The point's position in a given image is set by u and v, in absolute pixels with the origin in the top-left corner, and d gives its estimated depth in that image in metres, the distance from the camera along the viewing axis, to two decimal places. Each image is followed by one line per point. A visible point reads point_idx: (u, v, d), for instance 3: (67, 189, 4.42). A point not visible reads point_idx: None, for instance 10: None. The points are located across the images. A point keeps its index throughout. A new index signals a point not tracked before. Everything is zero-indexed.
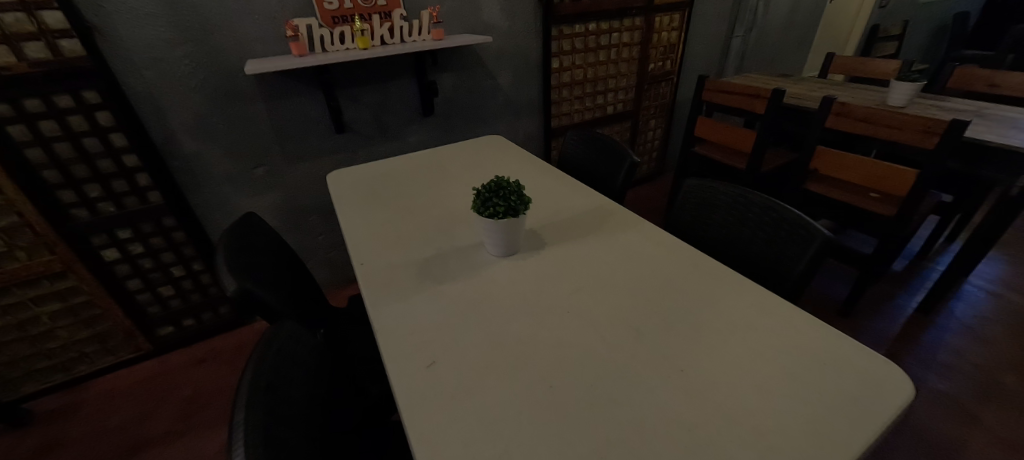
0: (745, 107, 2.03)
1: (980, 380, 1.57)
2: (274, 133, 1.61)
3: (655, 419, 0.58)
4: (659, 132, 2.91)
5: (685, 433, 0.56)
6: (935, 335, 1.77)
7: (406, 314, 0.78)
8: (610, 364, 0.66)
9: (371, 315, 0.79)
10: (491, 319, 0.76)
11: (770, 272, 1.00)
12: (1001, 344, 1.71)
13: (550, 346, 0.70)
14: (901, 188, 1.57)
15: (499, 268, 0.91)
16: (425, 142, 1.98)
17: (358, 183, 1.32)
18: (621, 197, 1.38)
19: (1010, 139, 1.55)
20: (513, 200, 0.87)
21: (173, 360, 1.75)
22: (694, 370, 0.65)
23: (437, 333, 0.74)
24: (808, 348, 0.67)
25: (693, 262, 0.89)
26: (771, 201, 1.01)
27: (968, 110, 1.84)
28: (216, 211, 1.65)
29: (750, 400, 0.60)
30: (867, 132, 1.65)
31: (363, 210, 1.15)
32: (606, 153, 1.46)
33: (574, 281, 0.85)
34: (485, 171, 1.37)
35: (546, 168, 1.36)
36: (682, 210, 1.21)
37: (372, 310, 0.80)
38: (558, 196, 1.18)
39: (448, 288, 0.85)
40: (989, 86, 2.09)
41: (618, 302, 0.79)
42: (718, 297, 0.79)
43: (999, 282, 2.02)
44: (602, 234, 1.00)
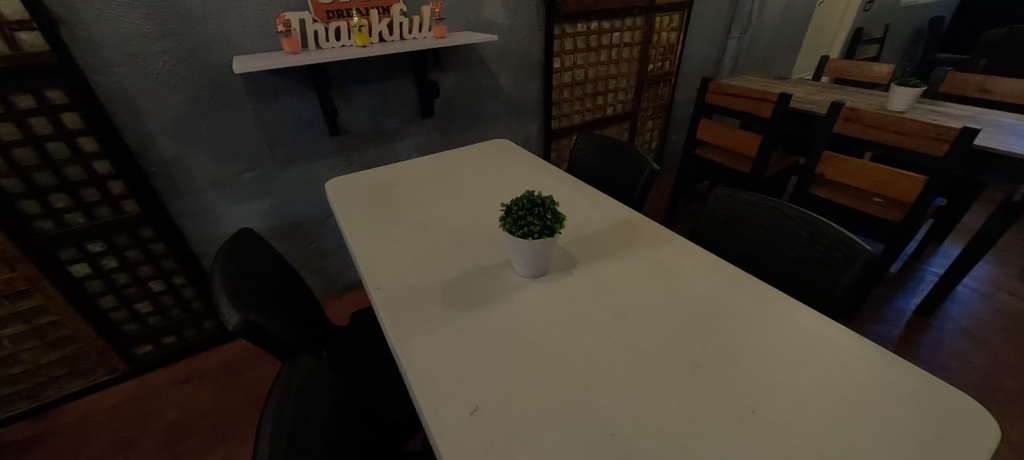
0: (749, 110, 2.02)
1: (983, 382, 1.60)
2: (263, 136, 1.49)
3: None
4: (656, 133, 2.88)
5: None
6: (936, 338, 1.80)
7: (438, 348, 0.71)
8: (675, 409, 0.61)
9: (396, 351, 0.71)
10: (534, 352, 0.70)
11: (808, 287, 0.98)
12: (997, 345, 1.75)
13: (603, 385, 0.64)
14: (909, 193, 1.57)
15: (531, 291, 0.84)
16: (425, 144, 1.88)
17: (363, 193, 1.23)
18: (639, 207, 1.34)
19: (1012, 146, 1.58)
20: (547, 218, 0.80)
21: (153, 381, 1.61)
22: (763, 408, 0.60)
23: (476, 371, 0.67)
24: (878, 379, 0.64)
25: (736, 281, 0.85)
26: (807, 215, 0.99)
27: (965, 116, 1.87)
28: (199, 221, 1.52)
29: (831, 442, 0.56)
30: (875, 138, 1.66)
31: (373, 225, 1.06)
32: (622, 160, 1.41)
33: (616, 306, 0.79)
34: (499, 180, 1.29)
35: (563, 177, 1.30)
36: (708, 221, 1.18)
37: (399, 344, 0.72)
38: (581, 207, 1.12)
39: (480, 315, 0.78)
40: (980, 91, 2.14)
41: (666, 330, 0.73)
42: (771, 322, 0.74)
43: (992, 283, 2.07)
44: (636, 251, 0.94)
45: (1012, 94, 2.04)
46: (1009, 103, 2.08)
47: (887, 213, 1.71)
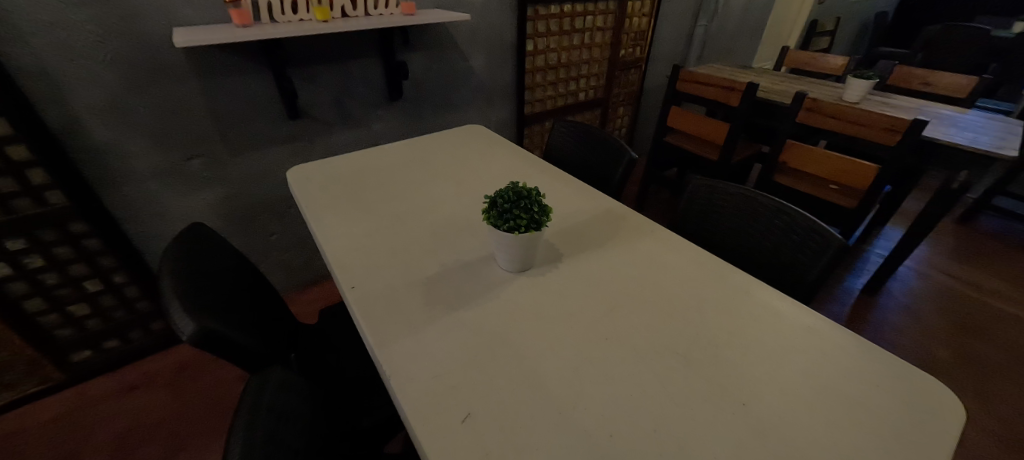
0: (717, 99, 2.05)
1: (920, 354, 1.75)
2: (213, 119, 1.35)
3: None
4: (626, 120, 2.89)
5: None
6: (881, 315, 1.94)
7: (424, 351, 0.67)
8: (670, 407, 0.60)
9: (376, 358, 0.66)
10: (525, 353, 0.67)
11: (782, 275, 1.01)
12: (932, 319, 1.92)
13: (598, 385, 0.63)
14: (864, 180, 1.66)
15: (517, 286, 0.81)
16: (393, 129, 1.79)
17: (331, 182, 1.14)
18: (618, 196, 1.34)
19: (953, 136, 1.70)
20: (533, 212, 0.77)
21: (95, 389, 1.47)
22: (753, 400, 0.61)
23: (466, 375, 0.64)
24: (855, 365, 0.67)
25: (718, 271, 0.86)
26: (783, 205, 1.01)
27: (912, 107, 2.00)
28: (141, 213, 1.37)
29: (818, 430, 0.58)
30: (835, 128, 1.74)
31: (344, 218, 0.99)
32: (601, 149, 1.40)
33: (604, 301, 0.78)
34: (476, 169, 1.24)
35: (542, 166, 1.27)
36: (687, 211, 1.19)
37: (380, 349, 0.67)
38: (562, 199, 1.09)
39: (466, 314, 0.74)
40: (923, 85, 2.31)
41: (657, 325, 0.73)
42: (756, 315, 0.75)
43: (927, 263, 2.26)
44: (620, 243, 0.93)
45: (950, 87, 2.21)
46: (947, 96, 2.25)
47: (842, 199, 1.80)
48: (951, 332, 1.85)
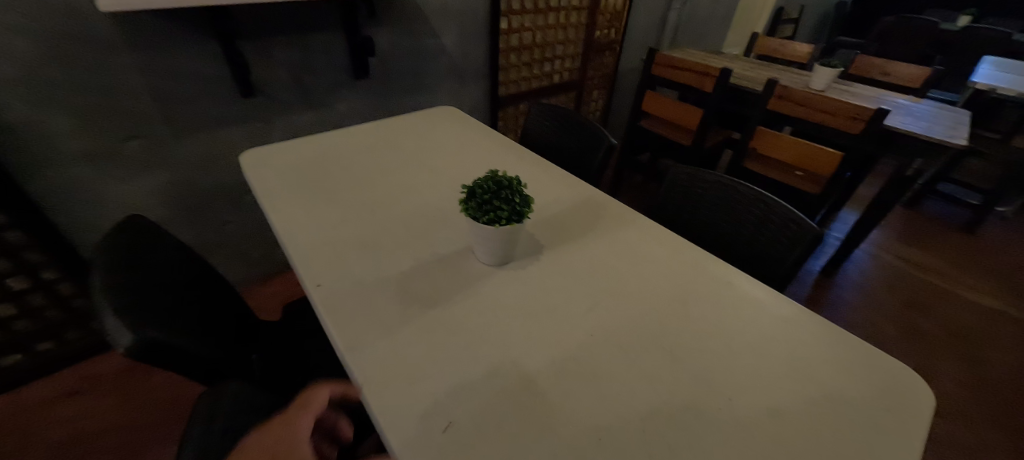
0: (691, 83, 2.05)
1: (871, 330, 1.86)
2: (152, 97, 1.21)
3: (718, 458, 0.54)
4: (600, 103, 2.86)
5: None
6: (836, 294, 2.05)
7: (402, 353, 0.63)
8: (659, 405, 0.59)
9: (348, 364, 0.61)
10: (510, 352, 0.64)
11: (757, 262, 1.02)
12: (882, 297, 2.04)
13: (586, 384, 0.61)
14: (827, 168, 1.71)
15: (497, 281, 0.77)
16: (359, 110, 1.68)
17: (292, 168, 1.05)
18: (596, 183, 1.31)
19: (909, 125, 1.78)
20: (515, 203, 0.73)
21: (29, 396, 1.33)
22: (737, 394, 0.61)
23: (449, 379, 0.60)
24: (832, 354, 0.68)
25: (699, 262, 0.85)
26: (761, 194, 1.01)
27: (872, 96, 2.07)
28: (72, 201, 1.22)
29: (799, 424, 0.58)
30: (803, 115, 1.78)
31: (308, 208, 0.91)
32: (579, 134, 1.36)
33: (587, 295, 0.75)
34: (450, 154, 1.18)
35: (520, 151, 1.22)
36: (665, 199, 1.18)
37: (352, 353, 0.62)
38: (541, 187, 1.06)
39: (446, 313, 0.70)
40: (881, 74, 2.41)
41: (643, 320, 0.72)
42: (737, 306, 0.75)
43: (879, 245, 2.39)
44: (602, 234, 0.91)
45: (905, 78, 2.31)
46: (903, 86, 2.35)
47: (807, 185, 1.86)
48: (898, 309, 1.98)
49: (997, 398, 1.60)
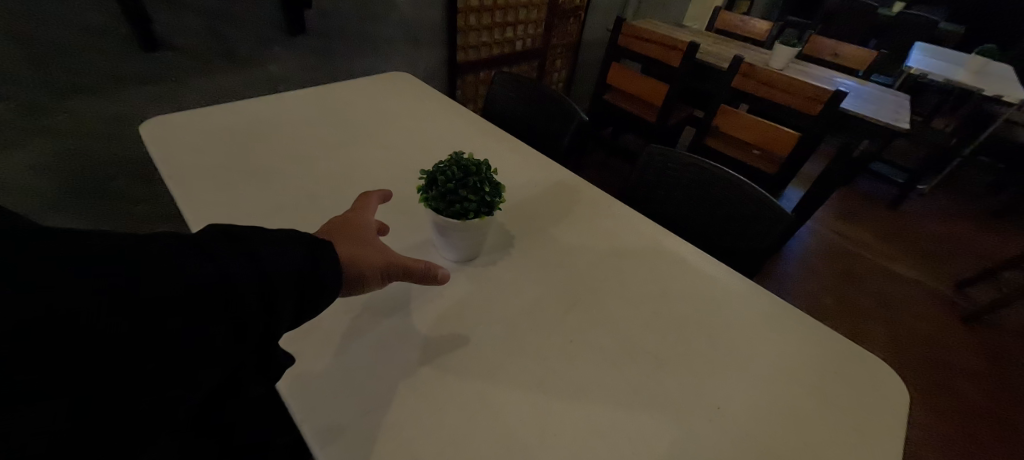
0: (658, 57, 1.99)
1: (813, 302, 1.98)
2: (16, 46, 0.94)
3: None
4: (563, 75, 2.75)
5: None
6: (783, 268, 2.15)
7: (355, 379, 0.54)
8: (645, 417, 0.55)
9: (289, 396, 0.51)
10: (482, 365, 0.58)
11: (729, 248, 1.00)
12: (822, 270, 2.17)
13: (568, 399, 0.56)
14: (783, 148, 1.74)
15: (463, 281, 0.69)
16: (296, 72, 1.46)
17: (211, 142, 0.87)
18: (565, 162, 1.22)
19: (858, 107, 1.85)
20: (484, 193, 0.63)
21: None
22: (724, 402, 0.58)
23: (413, 406, 0.52)
24: (813, 351, 0.66)
25: (675, 252, 0.80)
26: (737, 178, 0.98)
27: (824, 77, 2.13)
28: None
29: (787, 431, 0.56)
30: (765, 94, 1.79)
31: (230, 193, 0.76)
32: (547, 108, 1.26)
33: (563, 295, 0.69)
34: (406, 129, 1.04)
35: (485, 126, 1.10)
36: (637, 182, 1.11)
37: (294, 384, 0.53)
38: (510, 168, 0.96)
39: (406, 326, 0.61)
40: (831, 56, 2.48)
41: (625, 320, 0.67)
42: (716, 301, 0.72)
43: (820, 221, 2.53)
44: (575, 223, 0.84)
45: (852, 60, 2.40)
46: (850, 68, 2.43)
47: (763, 165, 1.89)
48: (836, 281, 2.11)
49: (915, 360, 1.76)
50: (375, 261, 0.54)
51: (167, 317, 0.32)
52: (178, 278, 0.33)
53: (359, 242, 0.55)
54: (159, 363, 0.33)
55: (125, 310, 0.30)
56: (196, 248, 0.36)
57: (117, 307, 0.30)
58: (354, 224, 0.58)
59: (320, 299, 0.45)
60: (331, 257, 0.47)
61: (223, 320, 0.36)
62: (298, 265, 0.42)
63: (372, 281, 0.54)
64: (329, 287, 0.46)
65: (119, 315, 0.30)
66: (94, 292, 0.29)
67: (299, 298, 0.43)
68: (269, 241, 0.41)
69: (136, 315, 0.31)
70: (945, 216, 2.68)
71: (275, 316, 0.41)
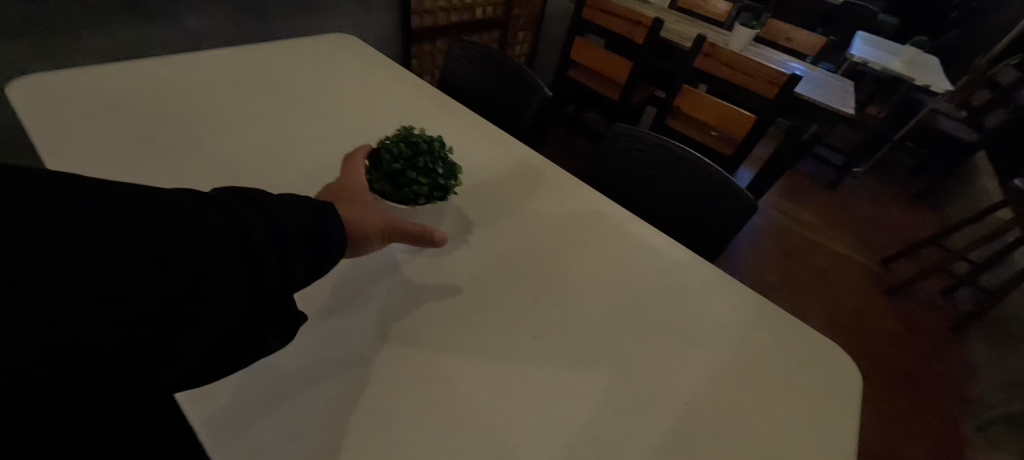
0: (623, 33, 1.94)
1: (759, 279, 2.08)
2: None
3: None
4: (526, 48, 2.64)
5: None
6: (734, 247, 2.24)
7: (285, 390, 0.48)
8: (615, 417, 0.52)
9: (197, 418, 0.44)
10: (440, 366, 0.53)
11: (691, 231, 0.99)
12: (769, 249, 2.28)
13: (532, 405, 0.52)
14: (739, 130, 1.77)
15: (415, 274, 0.63)
16: (222, 29, 1.27)
17: (116, 115, 0.74)
18: (527, 140, 1.16)
19: (811, 92, 1.90)
20: (436, 174, 0.56)
21: None
22: (695, 397, 0.56)
23: (356, 423, 0.47)
24: (773, 336, 0.66)
25: (640, 237, 0.77)
26: (700, 160, 0.96)
27: (779, 61, 2.18)
28: None
29: (755, 424, 0.55)
30: (726, 75, 1.79)
31: (141, 181, 0.64)
32: (509, 82, 1.17)
33: (525, 287, 0.65)
34: (352, 100, 0.93)
35: (441, 99, 1.00)
36: (602, 162, 1.06)
37: (203, 404, 0.45)
38: (469, 146, 0.88)
39: (341, 331, 0.54)
40: (785, 40, 2.54)
41: (592, 313, 0.63)
42: (681, 289, 0.69)
43: (768, 202, 2.64)
44: (538, 205, 0.79)
45: (804, 45, 2.47)
46: (801, 53, 2.51)
47: (721, 146, 1.92)
48: (780, 259, 2.23)
49: (848, 331, 1.91)
50: (379, 224, 0.50)
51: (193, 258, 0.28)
52: (196, 222, 0.30)
53: (364, 204, 0.51)
54: (181, 313, 0.28)
55: (145, 248, 0.26)
56: (207, 197, 0.32)
57: (136, 243, 0.26)
58: (348, 179, 0.53)
59: (330, 261, 0.42)
60: (337, 225, 0.43)
61: (245, 267, 0.31)
62: (305, 223, 0.39)
63: (372, 244, 0.50)
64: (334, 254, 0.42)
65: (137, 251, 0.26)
66: (115, 224, 0.26)
67: (309, 260, 0.39)
68: (277, 199, 0.38)
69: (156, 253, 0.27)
70: (875, 198, 2.88)
71: (290, 274, 0.36)
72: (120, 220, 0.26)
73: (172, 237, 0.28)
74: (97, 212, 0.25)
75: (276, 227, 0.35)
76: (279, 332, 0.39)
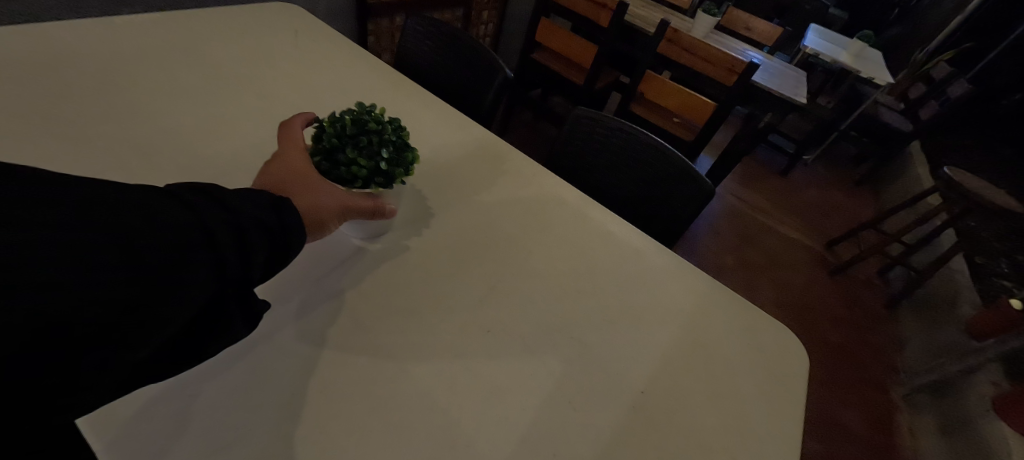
0: (589, 16, 1.92)
1: (715, 262, 2.17)
2: None
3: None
4: (490, 28, 2.56)
5: None
6: (693, 233, 2.30)
7: (219, 396, 0.45)
8: (568, 407, 0.52)
9: (109, 436, 0.40)
10: (391, 360, 0.51)
11: (652, 218, 0.99)
12: (725, 233, 2.37)
13: (481, 399, 0.50)
14: (700, 117, 1.80)
15: (365, 264, 0.60)
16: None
17: (15, 85, 0.65)
18: (488, 123, 1.12)
19: (767, 81, 1.96)
20: (381, 159, 0.52)
21: None
22: (651, 383, 0.57)
23: (306, 422, 0.45)
24: (728, 319, 0.67)
25: (599, 224, 0.76)
26: (661, 145, 0.95)
27: (738, 49, 2.23)
28: None
29: (707, 408, 0.56)
30: (688, 62, 1.81)
31: (45, 160, 0.56)
32: (469, 61, 1.13)
33: (481, 276, 0.62)
34: (295, 76, 0.86)
35: (396, 77, 0.94)
36: (564, 146, 1.04)
37: (106, 427, 0.40)
38: (425, 128, 0.84)
39: (276, 333, 0.50)
40: (744, 29, 2.60)
41: (548, 301, 0.62)
42: (638, 275, 0.69)
43: (726, 188, 2.73)
44: (497, 191, 0.76)
45: (761, 35, 2.55)
46: (759, 43, 2.58)
47: (682, 133, 1.95)
48: (736, 243, 2.32)
49: (794, 310, 2.02)
50: (332, 206, 0.48)
51: (156, 249, 0.28)
52: (159, 214, 0.29)
53: (311, 187, 0.48)
54: (140, 303, 0.28)
55: (110, 240, 0.26)
56: (167, 192, 0.32)
57: (96, 233, 0.26)
58: (288, 160, 0.49)
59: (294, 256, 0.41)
60: (298, 219, 0.42)
61: (205, 258, 0.31)
62: (264, 218, 0.38)
63: (328, 229, 0.49)
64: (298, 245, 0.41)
65: (101, 241, 0.26)
66: (86, 211, 0.26)
67: (271, 254, 0.39)
68: (237, 194, 0.37)
69: (123, 240, 0.27)
70: (822, 184, 3.05)
71: (250, 265, 0.36)
72: (92, 208, 0.27)
73: (135, 230, 0.27)
74: (66, 208, 0.25)
75: (237, 223, 0.35)
76: (245, 320, 0.38)
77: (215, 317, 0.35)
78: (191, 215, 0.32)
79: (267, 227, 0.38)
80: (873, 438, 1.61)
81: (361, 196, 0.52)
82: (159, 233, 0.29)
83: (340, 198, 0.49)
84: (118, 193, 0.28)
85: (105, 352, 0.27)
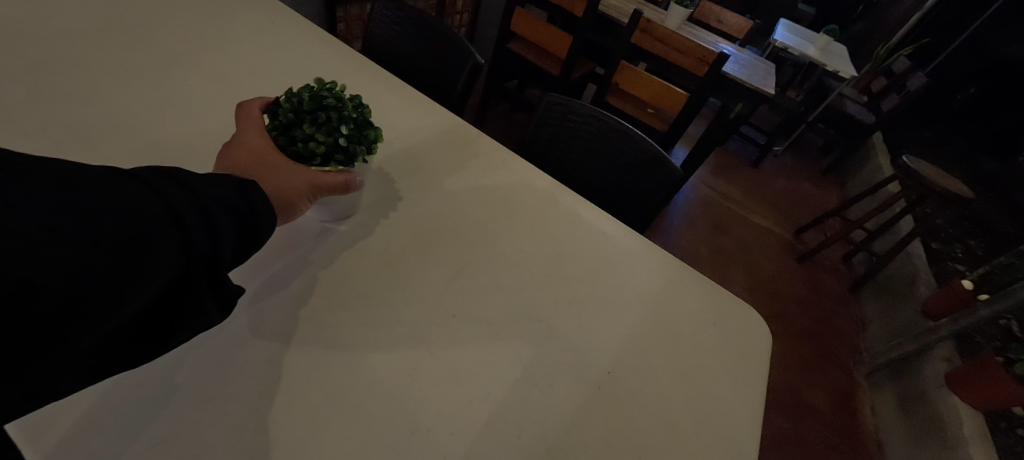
0: (563, 5, 1.91)
1: (689, 250, 2.21)
2: None
3: (607, 436, 0.50)
4: (465, 18, 2.51)
5: (635, 446, 0.50)
6: (668, 223, 2.33)
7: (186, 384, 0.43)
8: (538, 388, 0.52)
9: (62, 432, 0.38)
10: (356, 344, 0.50)
11: (623, 204, 1.00)
12: (699, 222, 2.41)
13: (447, 384, 0.50)
14: (674, 107, 1.82)
15: (333, 247, 0.58)
16: None
17: None
18: (458, 110, 1.10)
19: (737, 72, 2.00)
20: (340, 135, 0.50)
21: None
22: (618, 362, 0.57)
23: (277, 405, 0.44)
24: (694, 301, 0.68)
25: (569, 210, 0.75)
26: (631, 132, 0.96)
27: (709, 40, 2.26)
28: None
29: (673, 387, 0.57)
30: (661, 52, 1.83)
31: None
32: (437, 47, 1.10)
33: (448, 260, 0.62)
34: (252, 59, 0.82)
35: (362, 62, 0.91)
36: (536, 133, 1.04)
37: (44, 430, 0.37)
38: (392, 114, 0.81)
39: (236, 322, 0.48)
40: (716, 22, 2.64)
41: (517, 287, 0.61)
42: (608, 259, 0.69)
43: (700, 178, 2.78)
44: (466, 177, 0.74)
45: (732, 28, 2.60)
46: (730, 35, 2.63)
47: (656, 123, 1.97)
48: (709, 232, 2.36)
49: (764, 296, 2.08)
50: (298, 184, 0.46)
51: (127, 226, 0.27)
52: (128, 192, 0.28)
53: (274, 168, 0.46)
54: (108, 284, 0.27)
55: (70, 213, 0.25)
56: (137, 173, 0.31)
57: (64, 208, 0.25)
58: (245, 143, 0.47)
59: (262, 238, 0.40)
60: (265, 204, 0.41)
61: (177, 236, 0.31)
62: (228, 198, 0.37)
63: (300, 208, 0.47)
64: (264, 229, 0.41)
65: (67, 217, 0.25)
66: (53, 187, 0.25)
67: (237, 235, 0.37)
68: (206, 179, 0.36)
69: (91, 216, 0.26)
70: (791, 174, 3.14)
71: (220, 246, 0.35)
72: (58, 184, 0.25)
73: (105, 207, 0.27)
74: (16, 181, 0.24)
75: (201, 202, 0.34)
76: (217, 301, 0.38)
77: (176, 294, 0.34)
78: (161, 194, 0.31)
79: (235, 209, 0.37)
80: (837, 416, 1.68)
81: (327, 172, 0.49)
82: (129, 210, 0.28)
83: (303, 175, 0.47)
84: (84, 173, 0.27)
85: (73, 330, 0.26)
